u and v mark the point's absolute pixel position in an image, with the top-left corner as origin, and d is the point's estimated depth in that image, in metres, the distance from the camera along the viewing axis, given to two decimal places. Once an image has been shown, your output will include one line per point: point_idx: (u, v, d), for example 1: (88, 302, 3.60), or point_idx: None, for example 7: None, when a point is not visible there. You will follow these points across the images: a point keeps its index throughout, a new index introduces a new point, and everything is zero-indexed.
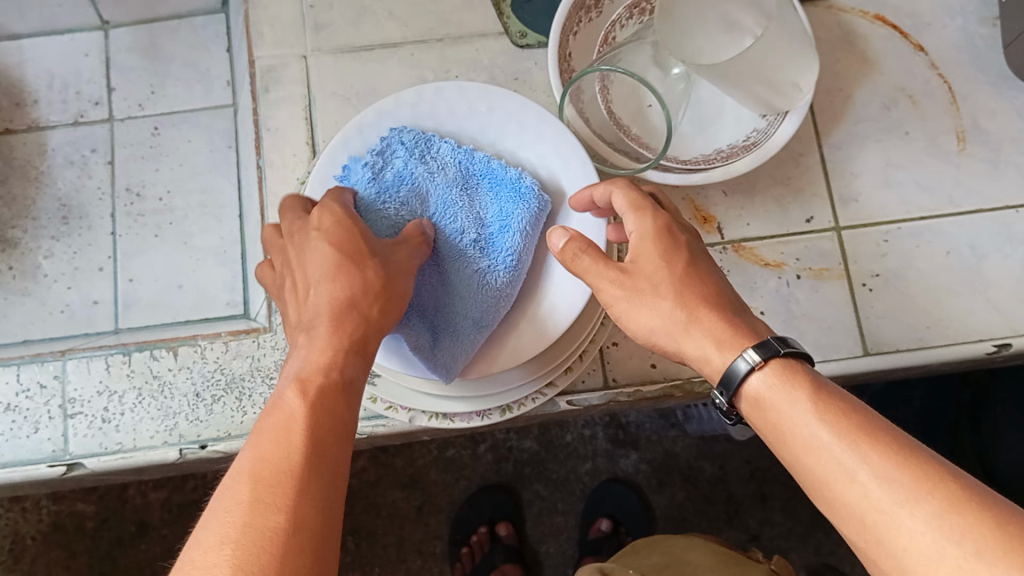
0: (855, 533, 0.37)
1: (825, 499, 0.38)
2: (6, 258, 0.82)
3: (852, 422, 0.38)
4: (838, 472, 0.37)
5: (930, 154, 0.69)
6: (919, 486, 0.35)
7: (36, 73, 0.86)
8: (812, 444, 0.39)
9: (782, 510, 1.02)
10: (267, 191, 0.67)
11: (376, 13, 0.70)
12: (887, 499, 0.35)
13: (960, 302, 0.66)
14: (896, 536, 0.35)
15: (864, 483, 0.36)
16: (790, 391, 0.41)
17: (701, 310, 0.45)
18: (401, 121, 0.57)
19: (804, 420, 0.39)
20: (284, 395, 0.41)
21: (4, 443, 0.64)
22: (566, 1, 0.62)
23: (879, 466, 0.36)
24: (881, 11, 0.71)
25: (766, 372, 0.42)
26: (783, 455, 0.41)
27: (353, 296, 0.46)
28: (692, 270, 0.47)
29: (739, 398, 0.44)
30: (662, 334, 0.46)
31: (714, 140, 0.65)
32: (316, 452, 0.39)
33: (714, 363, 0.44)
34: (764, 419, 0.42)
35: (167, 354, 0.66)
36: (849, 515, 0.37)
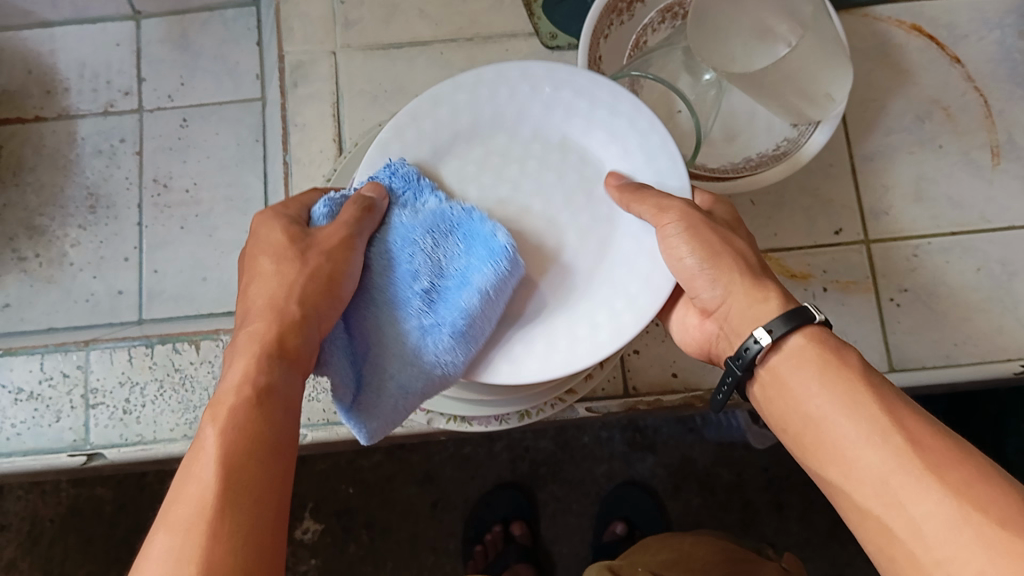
0: (871, 497, 0.37)
1: (845, 459, 0.39)
2: (34, 246, 0.83)
3: (890, 392, 0.40)
4: (873, 433, 0.38)
5: (963, 169, 0.67)
6: (954, 456, 0.37)
7: (66, 61, 0.86)
8: (850, 405, 0.39)
9: (799, 520, 1.01)
10: (293, 186, 0.67)
11: (407, 10, 0.70)
12: (918, 464, 0.37)
13: (989, 320, 0.65)
14: (922, 503, 0.36)
15: (896, 444, 0.37)
16: (835, 354, 0.41)
17: (764, 270, 0.47)
18: (457, 108, 0.47)
19: (848, 379, 0.40)
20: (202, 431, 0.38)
21: (26, 431, 0.65)
22: (599, 2, 0.60)
23: (917, 433, 0.38)
24: (918, 20, 0.70)
25: (807, 335, 0.43)
26: (805, 411, 0.41)
27: (277, 294, 0.43)
28: (749, 245, 0.48)
29: (770, 354, 0.44)
30: (730, 306, 0.46)
31: (745, 148, 0.64)
32: (232, 481, 0.36)
33: (761, 307, 0.44)
34: (796, 372, 0.42)
35: (190, 348, 0.66)
36: (870, 478, 0.38)
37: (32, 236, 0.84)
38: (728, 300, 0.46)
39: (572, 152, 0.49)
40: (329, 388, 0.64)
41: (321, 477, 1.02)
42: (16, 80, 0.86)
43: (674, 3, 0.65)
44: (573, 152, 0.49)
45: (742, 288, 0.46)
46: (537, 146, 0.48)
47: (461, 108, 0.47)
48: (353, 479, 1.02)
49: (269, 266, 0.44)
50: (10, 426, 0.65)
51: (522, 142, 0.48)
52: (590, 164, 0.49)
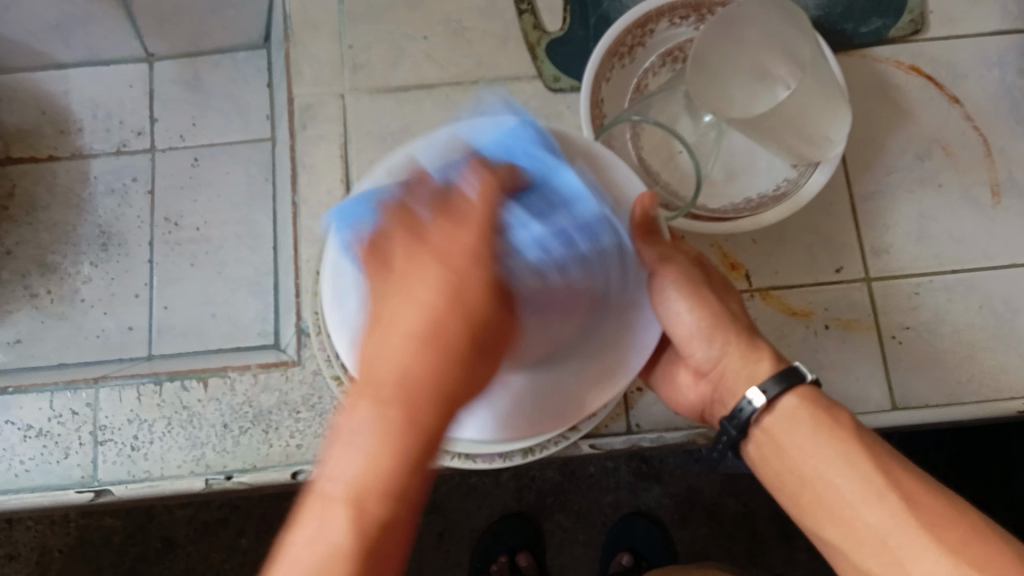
0: (871, 555, 0.41)
1: (845, 518, 0.43)
2: (46, 282, 0.84)
3: (882, 452, 0.44)
4: (869, 492, 0.42)
5: (963, 206, 0.68)
6: (946, 513, 0.41)
7: (81, 102, 0.89)
8: (846, 465, 0.43)
9: (807, 550, 1.01)
10: (301, 226, 0.68)
11: (414, 53, 0.72)
12: (914, 520, 0.41)
13: (991, 357, 0.65)
14: (920, 559, 0.40)
15: (891, 504, 0.42)
16: (827, 414, 0.46)
17: (752, 332, 0.52)
18: (452, 157, 0.48)
19: (843, 439, 0.44)
20: (340, 465, 0.36)
21: (36, 468, 0.66)
22: (600, 48, 0.62)
23: (909, 489, 0.42)
24: (916, 61, 0.71)
25: (798, 395, 0.47)
26: (801, 470, 0.45)
27: (420, 352, 0.37)
28: (741, 309, 0.54)
29: (762, 414, 0.48)
30: (725, 366, 0.51)
31: (746, 188, 0.65)
32: (375, 543, 0.35)
33: (760, 369, 0.49)
34: (792, 432, 0.46)
35: (197, 385, 0.67)
36: (869, 537, 0.42)
37: (44, 273, 0.85)
38: (725, 360, 0.51)
39: None
40: (334, 425, 0.65)
41: None
42: (31, 120, 0.89)
43: (675, 47, 0.67)
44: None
45: (738, 351, 0.51)
46: None
47: None
48: None
49: (410, 268, 0.40)
50: (19, 463, 0.66)
51: None
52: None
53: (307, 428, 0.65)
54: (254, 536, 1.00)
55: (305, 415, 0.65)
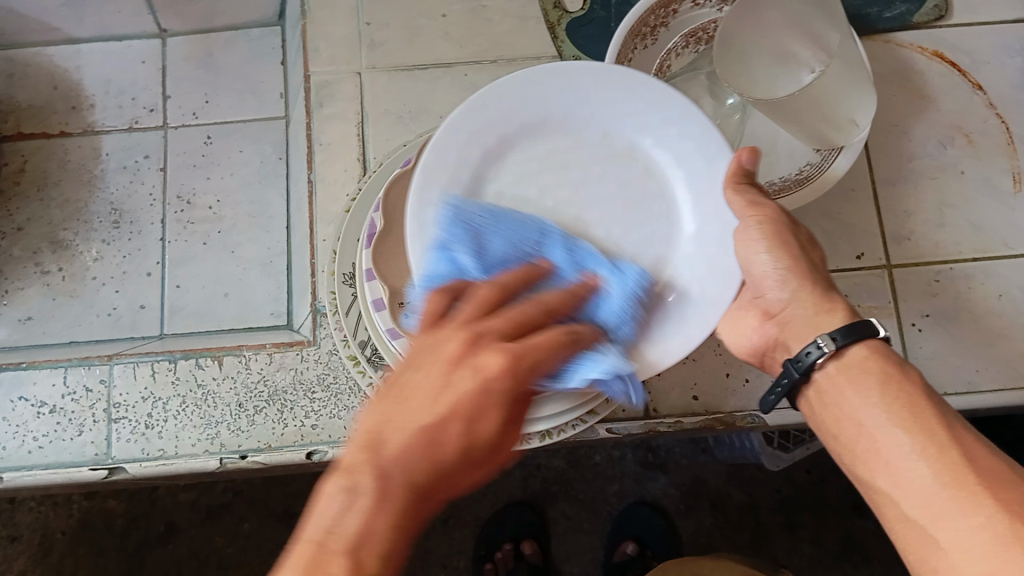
0: (921, 509, 0.40)
1: (898, 469, 0.41)
2: (57, 260, 0.84)
3: (945, 411, 0.42)
4: (928, 444, 0.40)
5: (985, 194, 0.68)
6: (1010, 477, 0.39)
7: (93, 79, 0.89)
8: (910, 419, 0.41)
9: (812, 543, 1.00)
10: (316, 204, 0.68)
11: (432, 32, 0.71)
12: (975, 477, 0.39)
13: (1012, 345, 0.65)
14: (975, 515, 0.38)
15: (953, 457, 0.40)
16: (896, 367, 0.44)
17: (833, 290, 0.48)
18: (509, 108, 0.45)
19: (908, 389, 0.43)
20: (341, 527, 0.32)
21: (49, 445, 0.65)
22: (623, 27, 0.61)
23: (971, 450, 0.40)
24: (939, 47, 0.70)
25: (868, 346, 0.45)
26: (858, 417, 0.43)
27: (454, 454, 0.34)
28: (820, 260, 0.50)
29: (829, 361, 0.46)
30: (795, 309, 0.48)
31: (768, 171, 0.64)
32: None
33: (830, 319, 0.47)
34: (856, 379, 0.44)
35: (212, 363, 0.66)
36: (921, 487, 0.40)
37: (55, 250, 0.84)
38: (794, 306, 0.48)
39: (638, 162, 0.47)
40: (350, 405, 0.64)
41: None
42: (43, 96, 0.88)
43: (698, 28, 0.66)
44: (639, 163, 0.47)
45: (813, 297, 0.48)
46: (602, 153, 0.47)
47: (514, 111, 0.45)
48: None
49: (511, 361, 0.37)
50: (32, 439, 0.65)
51: (589, 146, 0.47)
52: (656, 178, 0.47)
53: (321, 408, 0.64)
54: (257, 520, 1.00)
55: (320, 395, 0.64)
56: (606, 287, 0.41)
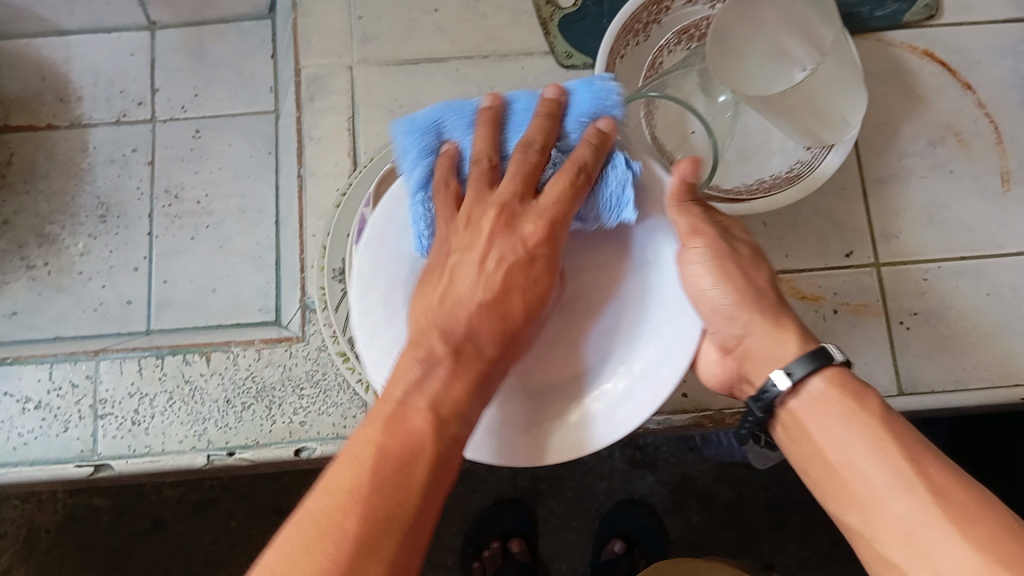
0: (896, 546, 0.42)
1: (870, 509, 0.43)
2: (43, 253, 0.83)
3: (913, 441, 0.44)
4: (896, 482, 0.42)
5: (975, 193, 0.68)
6: (978, 510, 0.40)
7: (82, 70, 0.88)
8: (878, 456, 0.43)
9: (798, 540, 1.01)
10: (307, 199, 0.67)
11: (424, 26, 0.71)
12: (945, 513, 0.40)
13: (1000, 344, 0.65)
14: (946, 554, 0.40)
15: (920, 494, 0.41)
16: (856, 399, 0.45)
17: (784, 316, 0.49)
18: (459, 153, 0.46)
19: (873, 423, 0.44)
20: (418, 391, 0.40)
21: (34, 440, 0.65)
22: (616, 23, 0.60)
23: (938, 482, 0.42)
24: (931, 46, 0.70)
25: (826, 378, 0.46)
26: (828, 456, 0.45)
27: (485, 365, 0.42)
28: (772, 282, 0.51)
29: (789, 397, 0.48)
30: (751, 341, 0.49)
31: (759, 171, 0.64)
32: (404, 466, 0.38)
33: (787, 349, 0.48)
34: (820, 418, 0.46)
35: (200, 359, 0.66)
36: (894, 524, 0.42)
37: (41, 243, 0.83)
38: (749, 338, 0.49)
39: None
40: (339, 402, 0.63)
41: None
42: (31, 88, 0.88)
43: (690, 25, 0.66)
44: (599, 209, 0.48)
45: (765, 328, 0.49)
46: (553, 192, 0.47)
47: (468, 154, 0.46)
48: None
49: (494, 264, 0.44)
50: (18, 435, 0.65)
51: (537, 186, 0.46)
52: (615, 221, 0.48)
53: (311, 406, 0.64)
54: (244, 516, 0.99)
55: (309, 392, 0.64)
56: (573, 96, 0.45)
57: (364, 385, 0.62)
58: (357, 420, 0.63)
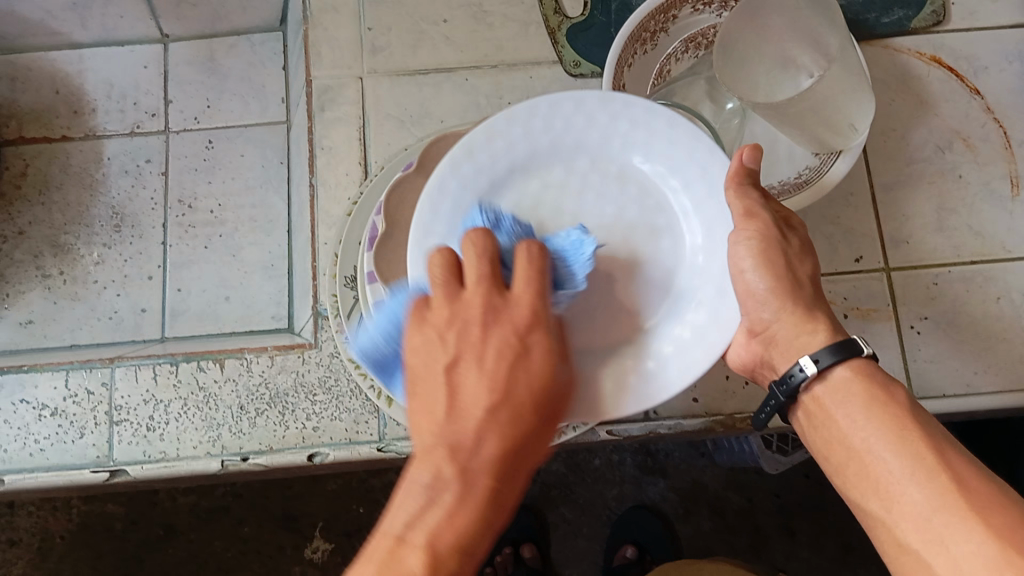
0: (915, 532, 0.42)
1: (890, 496, 0.43)
2: (59, 263, 0.84)
3: (935, 433, 0.44)
4: (917, 470, 0.42)
5: (983, 198, 0.68)
6: (997, 500, 0.40)
7: (95, 82, 0.89)
8: (899, 444, 0.44)
9: (810, 547, 1.00)
10: (318, 208, 0.68)
11: (434, 37, 0.72)
12: (963, 503, 0.41)
13: (1010, 348, 0.65)
14: (964, 542, 0.40)
15: (940, 482, 0.42)
16: (882, 390, 0.46)
17: (819, 308, 0.51)
18: (514, 142, 0.47)
19: (897, 411, 0.45)
20: (420, 522, 0.37)
21: (51, 447, 0.65)
22: (623, 33, 0.61)
23: (958, 471, 0.42)
24: (937, 53, 0.71)
25: (848, 367, 0.47)
26: (850, 443, 0.46)
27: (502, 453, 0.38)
28: (813, 274, 0.52)
29: (816, 382, 0.48)
30: (777, 328, 0.51)
31: (768, 176, 0.65)
32: None
33: (816, 339, 0.49)
34: (846, 402, 0.47)
35: (214, 366, 0.66)
36: (913, 512, 0.42)
37: (56, 253, 0.84)
38: (776, 325, 0.51)
39: (630, 183, 0.48)
40: (351, 407, 0.64)
41: (333, 497, 1.00)
42: (45, 100, 0.89)
43: (697, 33, 0.67)
44: (632, 183, 0.48)
45: (794, 319, 0.50)
46: (594, 176, 0.48)
47: (528, 137, 0.47)
48: (364, 498, 1.01)
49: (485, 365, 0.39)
50: (34, 442, 0.65)
51: (579, 172, 0.48)
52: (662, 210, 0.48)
53: (324, 411, 0.64)
54: (256, 524, 1.00)
55: (321, 398, 0.64)
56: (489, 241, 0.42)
57: (376, 391, 0.62)
58: (369, 425, 0.64)
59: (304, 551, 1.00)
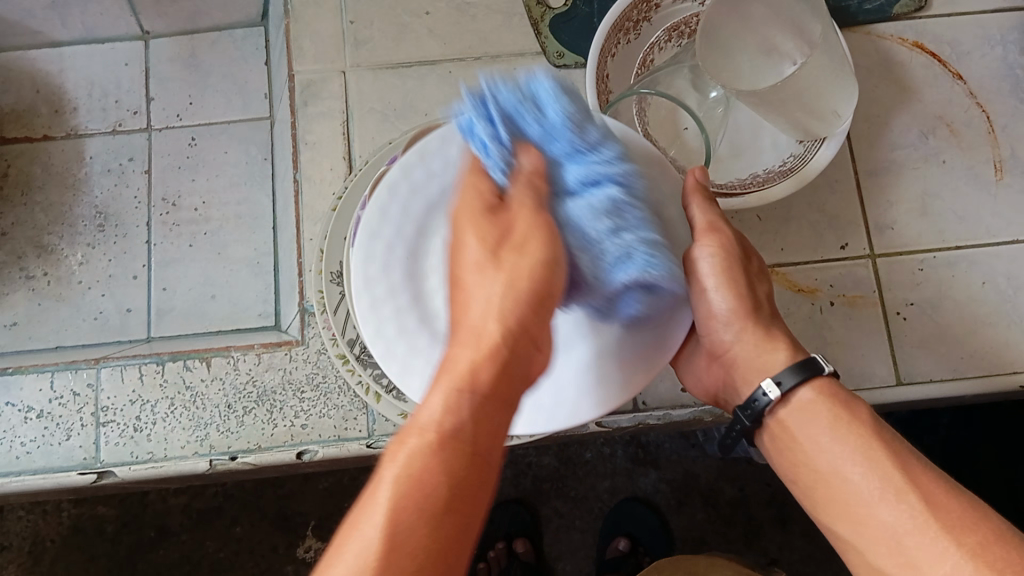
0: (886, 557, 0.42)
1: (860, 518, 0.43)
2: (43, 264, 0.83)
3: (902, 449, 0.44)
4: (886, 491, 0.43)
5: (967, 183, 0.68)
6: (968, 520, 0.41)
7: (76, 81, 0.88)
8: (868, 465, 0.43)
9: (802, 535, 1.01)
10: (303, 204, 0.67)
11: (416, 30, 0.71)
12: (934, 523, 0.41)
13: (996, 333, 0.65)
14: (938, 565, 0.40)
15: (911, 503, 0.42)
16: (846, 410, 0.46)
17: (776, 327, 0.50)
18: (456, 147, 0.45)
19: (862, 429, 0.45)
20: (437, 398, 0.36)
21: (37, 449, 0.65)
22: (605, 23, 0.61)
23: (928, 488, 0.42)
24: (920, 38, 0.71)
25: (811, 388, 0.47)
26: (815, 465, 0.45)
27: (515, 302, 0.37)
28: (768, 296, 0.52)
29: (778, 405, 0.48)
30: (740, 350, 0.50)
31: (752, 165, 0.65)
32: (438, 493, 0.33)
33: (777, 361, 0.49)
34: (808, 423, 0.46)
35: (200, 365, 0.66)
36: (885, 536, 0.42)
37: (41, 254, 0.84)
38: (738, 346, 0.50)
39: None
40: (339, 404, 0.64)
41: (324, 495, 1.00)
42: (26, 100, 0.88)
43: (680, 22, 0.66)
44: None
45: (756, 336, 0.50)
46: None
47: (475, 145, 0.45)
48: (355, 496, 1.00)
49: (478, 233, 0.39)
50: (20, 444, 0.65)
51: None
52: None
53: (311, 408, 0.64)
54: (249, 524, 0.99)
55: (309, 395, 0.64)
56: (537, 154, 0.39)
57: (364, 387, 0.62)
58: (358, 421, 0.63)
59: (297, 551, 0.99)
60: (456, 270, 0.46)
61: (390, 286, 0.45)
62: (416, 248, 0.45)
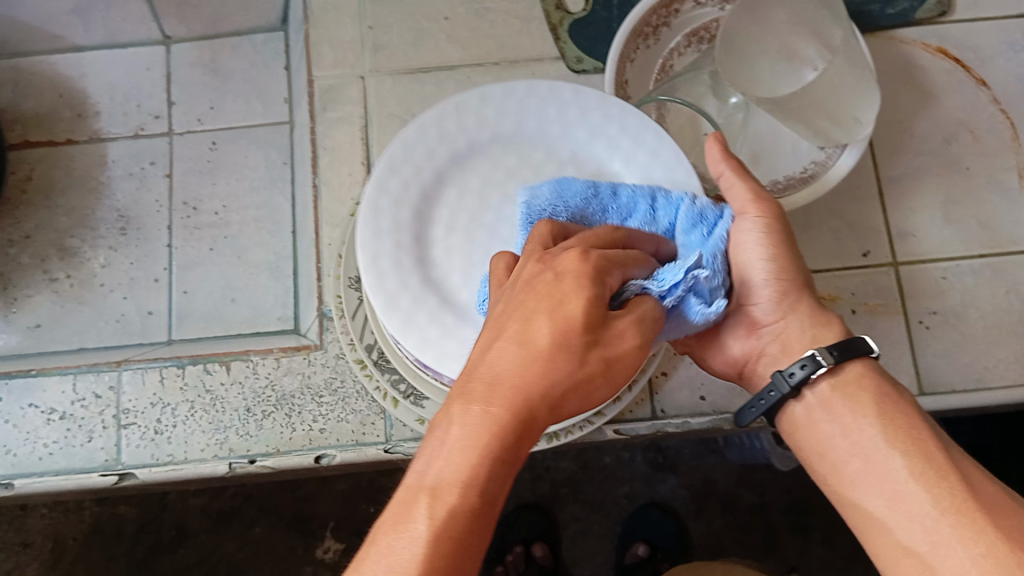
0: (919, 534, 0.39)
1: (894, 495, 0.41)
2: (66, 267, 0.84)
3: (943, 437, 0.42)
4: (928, 468, 0.40)
5: (990, 191, 0.67)
6: (1008, 506, 0.39)
7: (98, 86, 0.89)
8: (909, 444, 0.41)
9: (823, 542, 1.00)
10: (321, 209, 0.68)
11: (436, 36, 0.71)
12: (974, 502, 0.39)
13: (1020, 342, 0.64)
14: (971, 544, 0.38)
15: (952, 483, 0.40)
16: (892, 389, 0.44)
17: (824, 310, 0.48)
18: (449, 134, 0.49)
19: (907, 412, 0.43)
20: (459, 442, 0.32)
21: (59, 451, 0.66)
22: (624, 29, 0.61)
23: (968, 474, 0.40)
24: (943, 44, 0.70)
25: (861, 365, 0.45)
26: (854, 439, 0.43)
27: (551, 352, 0.33)
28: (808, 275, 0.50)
29: (821, 377, 0.45)
30: (791, 324, 0.48)
31: (771, 170, 0.64)
32: (441, 540, 0.31)
33: (826, 335, 0.47)
34: (853, 399, 0.44)
35: (220, 369, 0.66)
36: (920, 513, 0.40)
37: (62, 257, 0.85)
38: (790, 319, 0.48)
39: (587, 164, 0.50)
40: (357, 409, 0.64)
41: (342, 497, 1.01)
42: (49, 104, 0.89)
43: (699, 28, 0.66)
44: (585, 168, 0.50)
45: (807, 311, 0.48)
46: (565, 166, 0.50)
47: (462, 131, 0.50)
48: (373, 498, 1.01)
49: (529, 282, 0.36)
50: (42, 446, 0.66)
51: (557, 161, 0.50)
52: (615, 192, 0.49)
53: (330, 413, 0.64)
54: (267, 524, 1.00)
55: (327, 400, 0.64)
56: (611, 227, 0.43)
57: (382, 393, 0.63)
58: (375, 426, 0.63)
59: (315, 552, 1.00)
60: (462, 212, 0.49)
61: (392, 254, 0.48)
62: (420, 216, 0.49)
